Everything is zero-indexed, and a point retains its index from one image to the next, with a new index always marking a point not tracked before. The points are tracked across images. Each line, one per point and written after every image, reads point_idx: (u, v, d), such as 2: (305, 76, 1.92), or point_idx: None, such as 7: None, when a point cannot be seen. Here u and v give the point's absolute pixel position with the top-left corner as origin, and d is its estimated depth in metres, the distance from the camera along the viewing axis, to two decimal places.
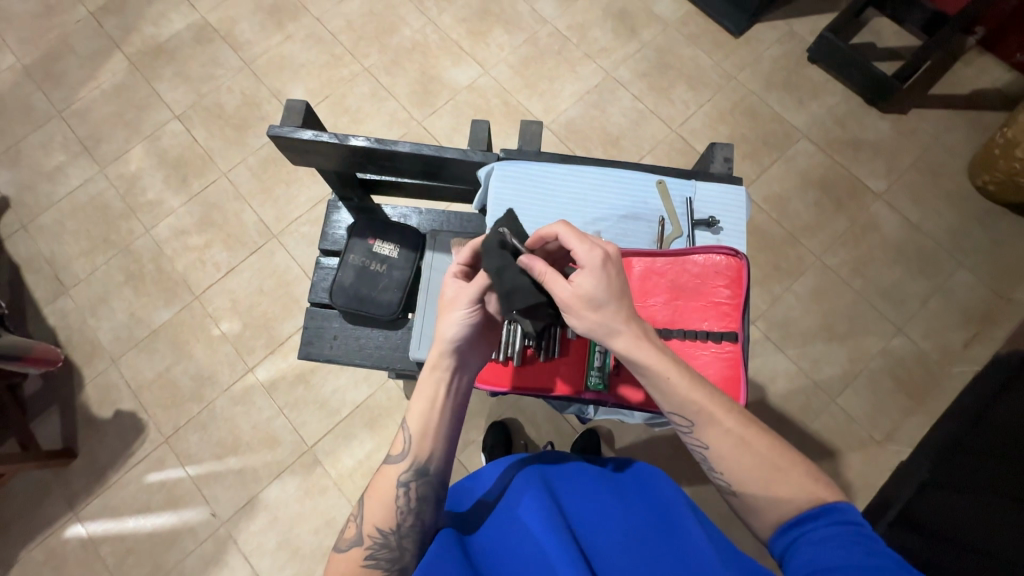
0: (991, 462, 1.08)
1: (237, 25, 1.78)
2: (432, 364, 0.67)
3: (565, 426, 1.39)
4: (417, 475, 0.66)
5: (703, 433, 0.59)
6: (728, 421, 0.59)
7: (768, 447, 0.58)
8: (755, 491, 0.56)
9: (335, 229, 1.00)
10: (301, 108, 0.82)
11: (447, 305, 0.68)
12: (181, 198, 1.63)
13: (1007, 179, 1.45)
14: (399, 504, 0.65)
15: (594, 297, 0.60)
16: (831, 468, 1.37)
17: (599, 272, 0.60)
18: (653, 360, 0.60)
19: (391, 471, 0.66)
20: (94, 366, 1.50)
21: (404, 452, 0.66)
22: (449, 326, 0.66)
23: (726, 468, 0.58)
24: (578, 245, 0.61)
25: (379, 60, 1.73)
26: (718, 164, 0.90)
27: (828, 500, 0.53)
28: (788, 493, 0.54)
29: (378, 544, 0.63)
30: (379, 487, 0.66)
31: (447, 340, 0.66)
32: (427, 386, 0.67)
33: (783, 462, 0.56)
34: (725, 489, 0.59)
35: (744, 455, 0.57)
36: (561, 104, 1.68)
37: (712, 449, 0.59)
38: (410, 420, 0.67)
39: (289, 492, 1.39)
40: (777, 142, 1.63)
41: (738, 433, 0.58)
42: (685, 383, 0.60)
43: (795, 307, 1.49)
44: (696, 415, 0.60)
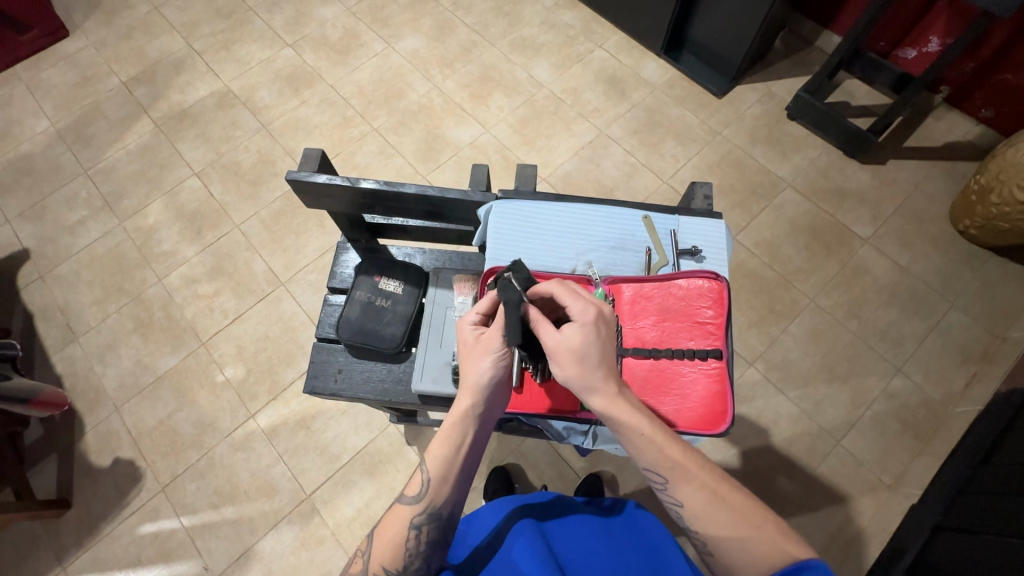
0: (1009, 498, 1.05)
1: (257, 92, 1.93)
2: (458, 409, 0.66)
3: (568, 471, 1.37)
4: (430, 518, 0.66)
5: (678, 490, 0.61)
6: (701, 478, 0.60)
7: (740, 502, 0.59)
8: (729, 550, 0.57)
9: (344, 269, 1.05)
10: (317, 156, 0.90)
11: (477, 349, 0.67)
12: (194, 249, 1.70)
13: (986, 223, 1.51)
14: (409, 544, 0.66)
15: (579, 351, 0.62)
16: (842, 514, 1.34)
17: (589, 328, 0.63)
18: (628, 418, 0.62)
19: (404, 511, 0.66)
20: (96, 413, 1.50)
21: (420, 494, 0.66)
22: (479, 371, 0.66)
23: (700, 527, 0.59)
24: (571, 301, 0.64)
25: (387, 121, 1.86)
26: (699, 201, 0.96)
27: (800, 559, 0.53)
28: (760, 552, 0.55)
29: None
30: (389, 525, 0.67)
31: (476, 386, 0.66)
32: (453, 431, 0.66)
33: (757, 519, 0.57)
34: (702, 549, 0.60)
35: (719, 510, 0.58)
36: (558, 159, 1.78)
37: (686, 507, 0.60)
38: (430, 461, 0.67)
39: (285, 543, 1.35)
40: (765, 192, 1.71)
41: (709, 489, 0.60)
42: (658, 437, 0.62)
43: (793, 348, 1.51)
44: (670, 472, 0.61)
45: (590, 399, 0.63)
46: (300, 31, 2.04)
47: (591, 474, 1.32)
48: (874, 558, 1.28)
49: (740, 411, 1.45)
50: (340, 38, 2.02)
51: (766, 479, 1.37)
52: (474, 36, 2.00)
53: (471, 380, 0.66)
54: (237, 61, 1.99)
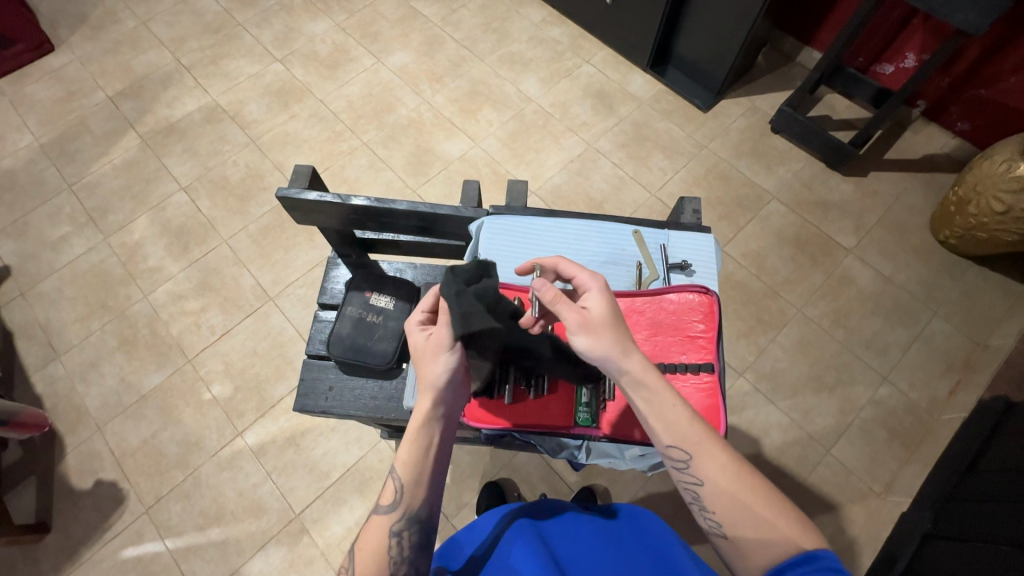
0: (999, 506, 1.06)
1: (246, 106, 1.93)
2: (420, 411, 0.65)
3: (561, 484, 1.36)
4: (409, 524, 0.65)
5: (700, 468, 0.58)
6: (723, 457, 0.59)
7: (761, 485, 0.58)
8: (745, 532, 0.55)
9: (334, 284, 1.05)
10: (308, 172, 0.90)
11: (429, 353, 0.68)
12: (181, 264, 1.68)
13: (966, 233, 1.54)
14: (391, 554, 0.63)
15: (604, 318, 0.64)
16: (834, 523, 1.34)
17: (606, 293, 0.66)
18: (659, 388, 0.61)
19: (381, 521, 0.64)
20: (78, 433, 1.46)
21: (395, 501, 0.65)
22: (434, 373, 0.66)
23: (716, 503, 0.57)
24: (580, 273, 0.68)
25: (377, 135, 1.87)
26: (688, 215, 0.98)
27: (807, 548, 0.53)
28: (778, 536, 0.54)
29: None
30: (368, 537, 0.64)
31: (434, 387, 0.66)
32: (418, 434, 0.65)
33: (777, 504, 0.56)
34: (716, 531, 0.58)
35: (738, 490, 0.57)
36: (547, 172, 1.80)
37: (706, 486, 0.58)
38: (399, 467, 0.65)
39: (273, 565, 1.32)
40: (750, 204, 1.74)
41: (731, 470, 0.58)
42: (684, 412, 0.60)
43: (782, 358, 1.53)
44: (695, 448, 0.59)
45: (624, 363, 0.62)
46: (289, 46, 2.05)
47: (584, 487, 1.31)
48: (867, 567, 1.28)
49: (731, 422, 1.45)
50: (329, 53, 2.03)
51: None
52: (463, 51, 2.03)
53: (424, 379, 0.67)
54: (225, 76, 1.98)
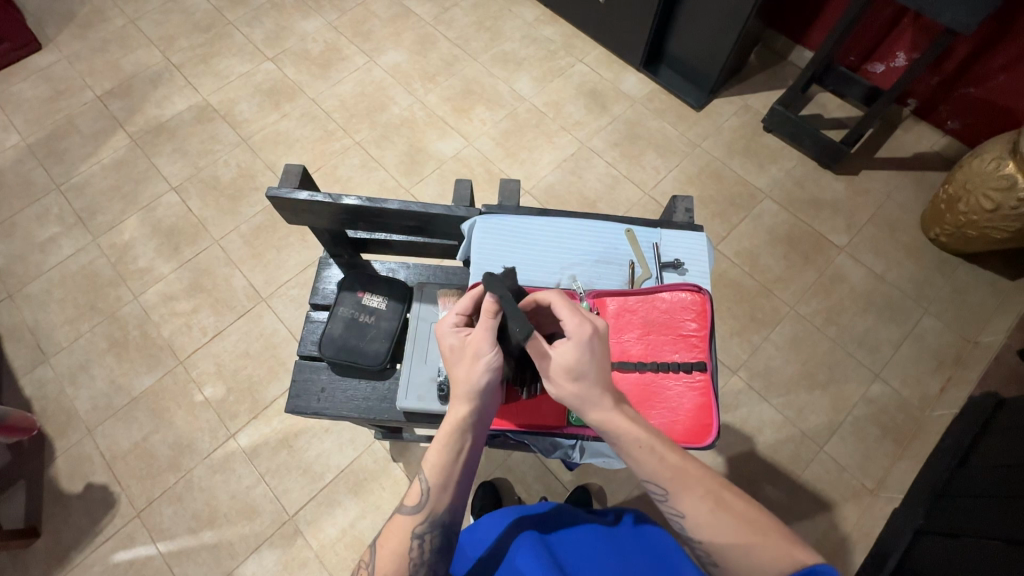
0: (991, 502, 1.07)
1: (237, 106, 1.91)
2: (455, 415, 0.65)
3: (556, 484, 1.36)
4: (432, 527, 0.65)
5: (680, 501, 0.59)
6: (702, 486, 0.59)
7: (742, 511, 0.58)
8: (734, 560, 0.55)
9: (326, 285, 1.04)
10: (298, 172, 0.89)
11: (465, 356, 0.66)
12: (172, 265, 1.67)
13: (956, 230, 1.56)
14: (411, 556, 0.63)
15: (575, 368, 0.61)
16: (828, 520, 1.35)
17: (585, 345, 0.61)
18: (628, 432, 0.61)
19: (405, 522, 0.65)
20: (68, 437, 1.45)
21: (421, 503, 0.65)
22: (472, 377, 0.64)
23: (702, 537, 0.58)
24: (568, 316, 0.63)
25: (370, 135, 1.86)
26: (680, 214, 0.98)
27: (811, 565, 0.52)
28: (766, 561, 0.54)
29: None
30: (390, 536, 0.65)
31: (470, 391, 0.65)
32: (449, 438, 0.64)
33: (762, 528, 0.56)
34: (705, 559, 0.59)
35: (721, 518, 0.57)
36: (541, 171, 1.80)
37: (688, 518, 0.59)
38: (427, 470, 0.65)
39: (267, 567, 1.31)
40: (743, 203, 1.75)
41: (711, 499, 0.58)
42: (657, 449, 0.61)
43: (775, 356, 1.53)
44: (671, 484, 0.59)
45: (587, 412, 0.62)
46: (280, 44, 2.03)
47: (579, 487, 1.31)
48: (860, 563, 1.29)
49: (724, 419, 1.46)
50: (321, 52, 2.02)
51: (752, 487, 1.38)
52: (456, 50, 2.02)
53: (459, 385, 0.65)
54: (216, 75, 1.97)
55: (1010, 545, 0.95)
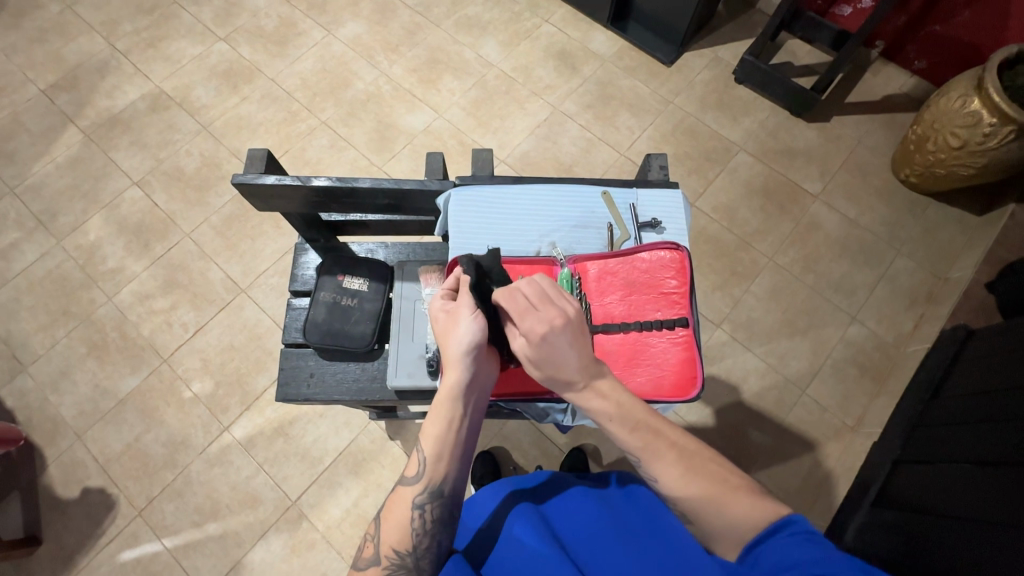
0: (962, 428, 1.13)
1: (193, 91, 1.83)
2: (447, 384, 0.65)
3: (552, 447, 1.39)
4: (432, 498, 0.66)
5: (653, 466, 0.60)
6: (672, 450, 0.60)
7: (714, 472, 0.59)
8: (709, 517, 0.56)
9: (305, 270, 1.02)
10: (264, 155, 0.86)
11: (451, 323, 0.67)
12: (144, 263, 1.62)
13: (925, 170, 1.59)
14: (413, 526, 0.65)
15: (536, 360, 0.63)
16: (812, 458, 1.41)
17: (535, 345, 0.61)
18: (598, 404, 0.62)
19: (405, 494, 0.66)
20: (57, 444, 1.43)
21: (419, 474, 0.66)
22: (458, 342, 0.65)
23: (677, 498, 0.59)
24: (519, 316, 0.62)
25: (335, 113, 1.80)
26: (655, 171, 0.97)
27: (783, 515, 0.54)
28: (740, 515, 0.55)
29: (395, 564, 0.64)
30: (393, 508, 0.67)
31: (457, 357, 0.65)
32: (443, 408, 0.65)
33: (731, 484, 0.58)
34: (685, 520, 0.60)
35: (695, 478, 0.58)
36: (515, 139, 1.77)
37: (662, 481, 0.60)
38: (425, 441, 0.66)
39: (275, 552, 1.33)
40: (718, 157, 1.75)
41: (685, 463, 0.60)
42: (627, 419, 0.62)
43: (756, 307, 1.57)
44: (642, 450, 0.61)
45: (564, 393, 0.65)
46: (232, 22, 1.93)
47: (575, 448, 1.35)
48: (842, 496, 1.36)
49: (710, 372, 1.50)
50: (276, 28, 1.92)
51: (739, 434, 1.43)
52: (417, 17, 1.94)
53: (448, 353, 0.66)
54: (167, 60, 1.87)
55: (980, 466, 1.02)
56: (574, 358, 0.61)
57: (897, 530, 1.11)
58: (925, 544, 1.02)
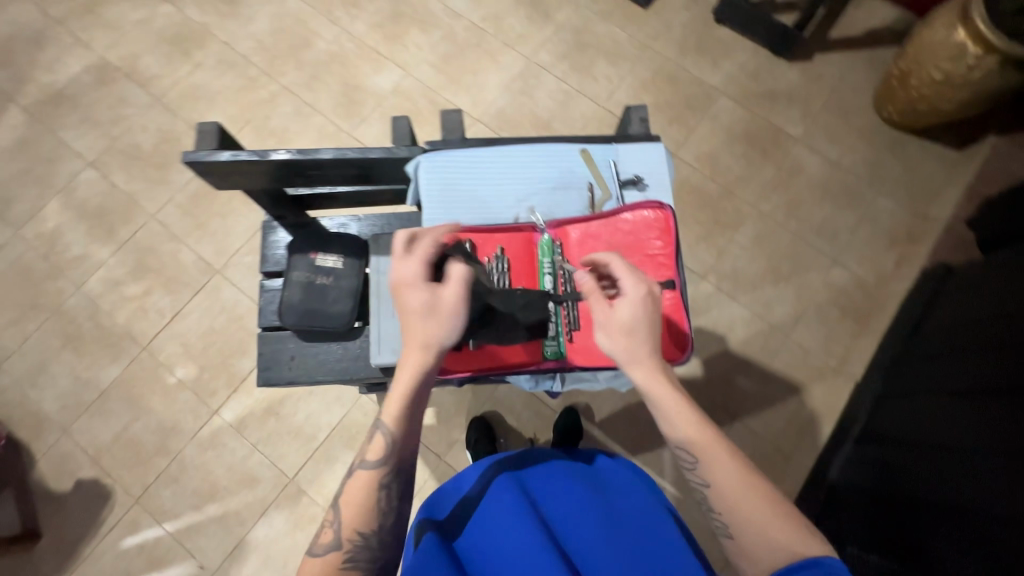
0: (941, 364, 1.16)
1: (141, 60, 1.70)
2: (413, 365, 0.64)
3: (544, 408, 1.40)
4: (396, 477, 0.66)
5: (705, 471, 0.61)
6: (732, 460, 0.61)
7: (766, 493, 0.59)
8: (751, 537, 0.57)
9: (275, 250, 0.97)
10: (215, 130, 0.80)
11: (429, 311, 0.65)
12: (110, 248, 1.55)
13: (907, 107, 1.55)
14: (378, 506, 0.65)
15: (630, 325, 0.65)
16: (798, 401, 1.44)
17: (639, 302, 0.66)
18: (665, 399, 0.63)
19: (366, 477, 0.65)
20: (44, 439, 1.41)
21: (384, 457, 0.65)
22: (434, 331, 0.64)
23: (724, 507, 0.59)
24: (625, 275, 0.67)
25: (297, 77, 1.69)
26: (635, 124, 0.93)
27: (815, 554, 0.54)
28: (783, 541, 0.55)
29: (358, 547, 0.62)
30: (354, 491, 0.65)
31: (432, 346, 0.65)
32: (412, 392, 0.65)
33: (782, 509, 0.58)
34: (721, 530, 0.60)
35: (745, 490, 0.59)
36: (489, 95, 1.69)
37: (712, 488, 0.60)
38: (390, 423, 0.65)
39: (278, 528, 1.35)
40: (700, 104, 1.69)
41: (741, 477, 0.60)
42: (693, 417, 0.63)
43: (740, 256, 1.56)
44: (701, 452, 0.61)
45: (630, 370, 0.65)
46: None
47: (567, 407, 1.37)
48: (826, 435, 1.40)
49: (697, 324, 1.51)
50: None
51: (726, 383, 1.46)
52: None
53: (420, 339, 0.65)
54: (107, 27, 1.72)
55: (955, 397, 1.05)
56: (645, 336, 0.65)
57: (880, 465, 1.15)
58: (906, 476, 1.06)
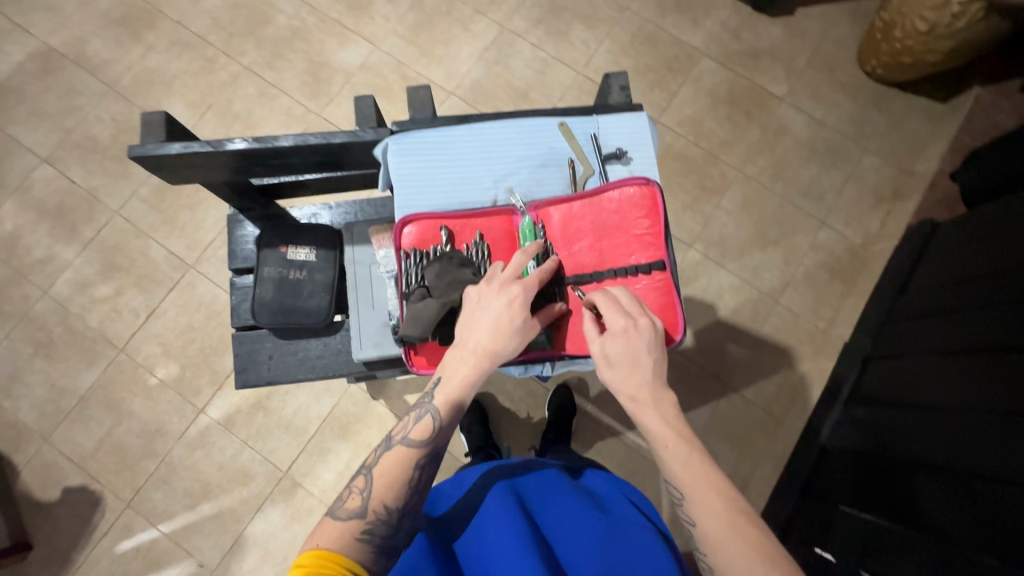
0: (928, 322, 1.17)
1: (88, 45, 1.59)
2: (475, 366, 0.64)
3: (536, 387, 1.39)
4: (432, 461, 0.64)
5: (694, 509, 0.58)
6: (724, 503, 0.57)
7: (758, 539, 0.54)
8: None
9: (244, 245, 0.93)
10: (162, 119, 0.74)
11: (506, 321, 0.64)
12: (74, 249, 1.48)
13: (891, 60, 1.52)
14: (409, 485, 0.62)
15: (616, 359, 0.64)
16: (788, 365, 1.45)
17: (622, 338, 0.64)
18: (660, 434, 0.61)
19: (405, 452, 0.63)
20: (25, 450, 1.37)
21: (426, 439, 0.63)
22: (504, 340, 0.63)
23: (710, 543, 0.56)
24: (610, 312, 0.65)
25: (258, 56, 1.60)
26: (616, 94, 0.89)
27: None
28: None
29: (380, 521, 0.58)
30: (388, 462, 0.62)
31: (497, 352, 0.64)
32: (471, 383, 0.64)
33: (776, 561, 0.53)
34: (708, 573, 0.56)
35: (732, 532, 0.55)
36: (463, 67, 1.61)
37: (700, 528, 0.57)
38: (441, 406, 0.64)
39: (275, 522, 1.34)
40: (681, 66, 1.64)
41: (730, 518, 0.56)
42: (689, 457, 0.60)
43: (727, 223, 1.54)
44: (690, 490, 0.58)
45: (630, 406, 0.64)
46: None
47: (560, 385, 1.36)
48: (817, 397, 1.41)
49: (686, 293, 1.49)
50: None
51: (717, 350, 1.46)
52: None
53: (487, 341, 0.64)
54: (48, 9, 1.60)
55: (948, 355, 1.05)
56: (653, 363, 0.64)
57: (872, 425, 1.16)
58: (897, 434, 1.08)
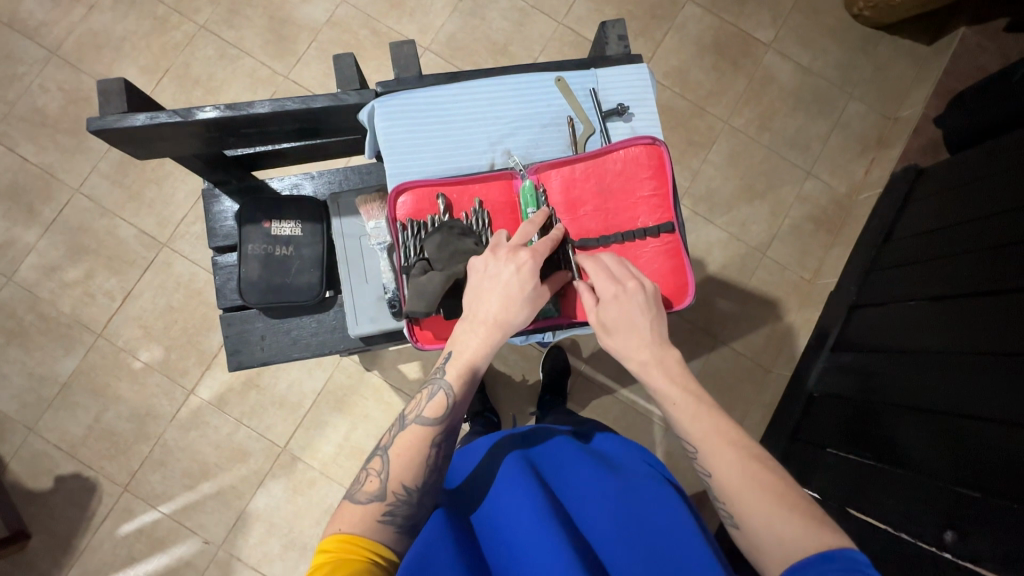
0: (914, 267, 1.19)
1: (21, 6, 1.44)
2: (485, 337, 0.63)
3: (531, 350, 1.39)
4: (447, 437, 0.64)
5: (708, 461, 0.58)
6: (734, 450, 0.58)
7: (776, 483, 0.55)
8: (755, 529, 0.53)
9: (223, 221, 0.89)
10: (120, 87, 0.67)
11: (513, 288, 0.62)
12: (35, 231, 1.39)
13: (879, 2, 1.47)
14: (427, 463, 0.62)
15: (612, 324, 0.64)
16: (775, 315, 1.48)
17: (615, 301, 0.65)
18: (665, 389, 0.62)
19: (420, 431, 0.62)
20: (9, 441, 1.33)
21: (440, 416, 0.63)
22: (512, 307, 0.62)
23: (727, 494, 0.56)
24: (598, 278, 0.66)
25: (214, 13, 1.48)
26: (614, 44, 0.85)
27: (827, 548, 0.49)
28: (790, 533, 0.51)
29: (400, 501, 0.58)
30: (404, 442, 0.62)
31: (507, 320, 0.62)
32: (481, 355, 0.63)
33: (792, 502, 0.54)
34: (726, 519, 0.56)
35: (746, 478, 0.55)
36: (437, 20, 1.52)
37: (715, 476, 0.57)
38: (453, 381, 0.63)
39: (277, 496, 1.35)
40: (665, 13, 1.57)
41: (742, 466, 0.56)
42: (697, 410, 0.61)
43: (715, 176, 1.53)
44: (700, 442, 0.59)
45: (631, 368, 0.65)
46: None
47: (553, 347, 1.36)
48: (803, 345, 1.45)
49: None
50: None
51: (707, 305, 1.47)
52: None
53: (495, 311, 0.62)
54: None
55: (934, 300, 1.08)
56: (650, 322, 0.64)
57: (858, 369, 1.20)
58: (883, 377, 1.12)
